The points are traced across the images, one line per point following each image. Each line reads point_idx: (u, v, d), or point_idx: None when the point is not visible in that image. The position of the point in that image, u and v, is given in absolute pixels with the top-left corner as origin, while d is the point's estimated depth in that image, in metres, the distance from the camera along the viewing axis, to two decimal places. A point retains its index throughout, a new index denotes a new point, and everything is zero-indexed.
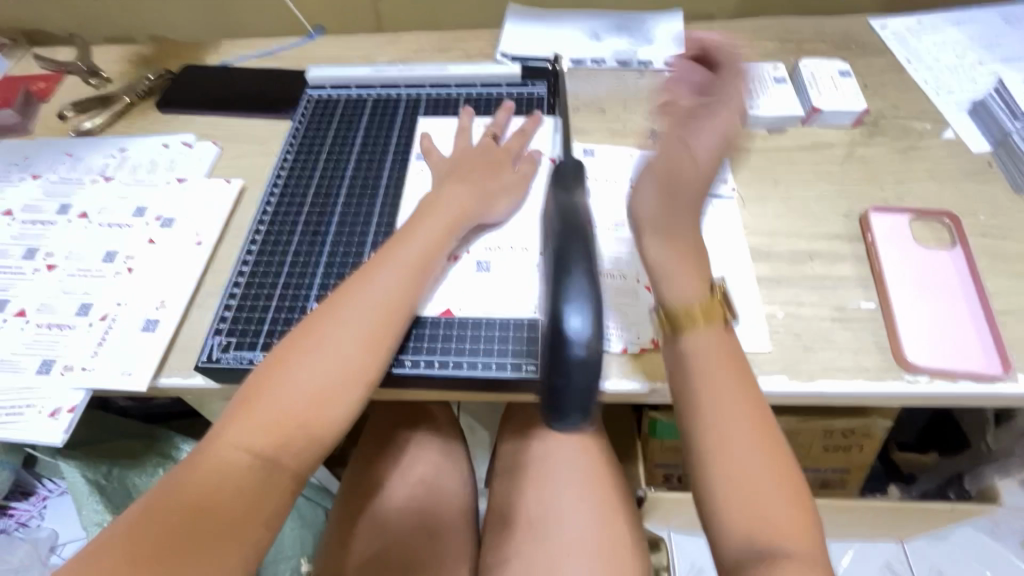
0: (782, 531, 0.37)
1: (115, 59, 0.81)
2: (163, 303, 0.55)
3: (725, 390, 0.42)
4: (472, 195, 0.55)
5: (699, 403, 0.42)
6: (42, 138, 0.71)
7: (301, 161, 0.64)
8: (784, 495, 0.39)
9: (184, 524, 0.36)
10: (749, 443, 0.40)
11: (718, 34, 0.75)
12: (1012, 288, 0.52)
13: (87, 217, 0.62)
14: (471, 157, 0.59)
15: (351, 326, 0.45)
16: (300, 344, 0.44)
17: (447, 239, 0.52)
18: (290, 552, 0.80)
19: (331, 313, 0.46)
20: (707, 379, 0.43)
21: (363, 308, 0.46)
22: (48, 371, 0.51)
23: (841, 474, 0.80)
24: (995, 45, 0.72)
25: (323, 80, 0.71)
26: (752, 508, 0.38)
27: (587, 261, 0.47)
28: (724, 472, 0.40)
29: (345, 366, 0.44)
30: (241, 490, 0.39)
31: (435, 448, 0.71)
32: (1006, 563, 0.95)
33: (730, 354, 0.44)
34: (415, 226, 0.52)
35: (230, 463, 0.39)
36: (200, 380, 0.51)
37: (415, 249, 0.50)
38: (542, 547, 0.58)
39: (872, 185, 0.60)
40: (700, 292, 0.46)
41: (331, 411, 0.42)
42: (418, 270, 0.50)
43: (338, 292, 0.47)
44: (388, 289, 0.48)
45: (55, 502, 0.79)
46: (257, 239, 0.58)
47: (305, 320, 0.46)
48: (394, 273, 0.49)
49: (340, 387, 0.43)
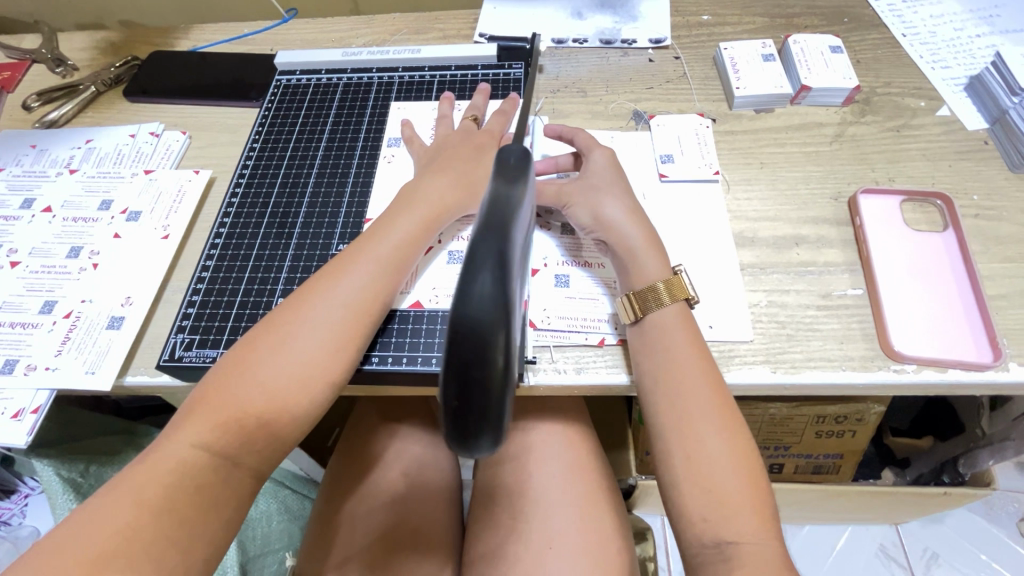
0: (741, 526, 0.38)
1: (81, 45, 0.78)
2: (129, 300, 0.53)
3: (693, 386, 0.42)
4: (453, 186, 0.52)
5: (669, 397, 0.43)
6: (7, 130, 0.68)
7: (269, 150, 0.62)
8: (746, 490, 0.39)
9: (128, 530, 0.35)
10: (716, 438, 0.41)
11: (706, 10, 0.72)
12: (1006, 272, 0.50)
13: (51, 211, 0.60)
14: (450, 145, 0.57)
15: (319, 324, 0.43)
16: (267, 339, 0.43)
17: (427, 236, 0.50)
18: (278, 545, 0.79)
19: (296, 311, 0.44)
20: (679, 374, 0.43)
21: (334, 306, 0.45)
22: (12, 370, 0.50)
23: (833, 460, 0.79)
24: (995, 16, 0.68)
25: (293, 65, 0.69)
26: (713, 502, 0.39)
27: (503, 229, 0.26)
28: (689, 466, 0.40)
29: (311, 364, 0.42)
30: (199, 489, 0.37)
31: (417, 442, 0.70)
32: (1000, 546, 0.94)
33: (703, 351, 0.44)
34: (391, 220, 0.50)
35: (182, 462, 0.38)
36: (167, 378, 0.50)
37: (389, 244, 0.48)
38: (523, 541, 0.56)
39: (863, 166, 0.58)
40: (667, 272, 0.47)
41: (294, 409, 0.41)
42: (395, 266, 0.48)
43: (304, 289, 0.46)
44: (361, 285, 0.46)
45: (37, 500, 0.79)
46: (222, 232, 0.56)
47: (273, 314, 0.45)
48: (367, 269, 0.47)
49: (298, 388, 0.41)
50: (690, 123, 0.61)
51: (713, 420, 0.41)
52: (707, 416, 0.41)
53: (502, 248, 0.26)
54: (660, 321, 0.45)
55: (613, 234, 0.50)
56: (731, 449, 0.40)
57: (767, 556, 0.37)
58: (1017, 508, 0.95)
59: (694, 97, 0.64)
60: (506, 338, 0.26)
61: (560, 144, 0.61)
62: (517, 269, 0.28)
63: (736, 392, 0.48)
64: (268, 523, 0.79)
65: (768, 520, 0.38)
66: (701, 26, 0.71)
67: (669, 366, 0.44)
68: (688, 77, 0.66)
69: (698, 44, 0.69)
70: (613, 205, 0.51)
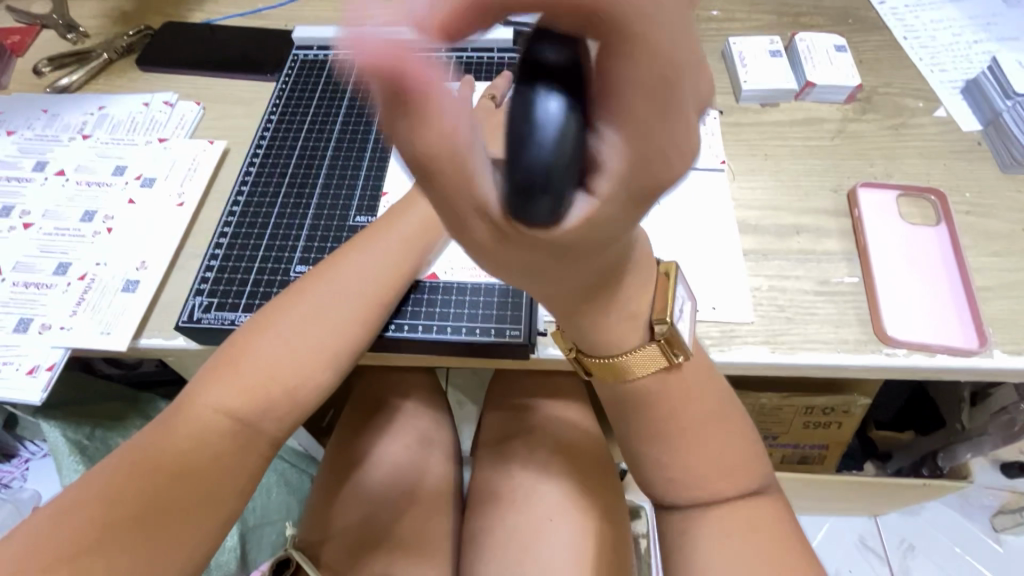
0: (734, 496, 0.42)
1: (92, 13, 0.77)
2: (144, 264, 0.54)
3: (668, 395, 0.41)
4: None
5: (678, 477, 0.42)
6: (19, 94, 0.68)
7: (286, 122, 0.63)
8: (739, 467, 0.42)
9: (152, 492, 0.36)
10: (739, 481, 0.42)
11: (715, 5, 0.74)
12: (995, 266, 0.53)
13: (64, 174, 0.60)
14: None
15: (345, 299, 0.46)
16: (292, 311, 0.45)
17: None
18: (276, 516, 0.80)
19: (325, 284, 0.46)
20: (703, 487, 0.42)
21: (360, 283, 0.47)
22: (26, 329, 0.51)
23: (818, 450, 0.82)
24: (992, 24, 0.71)
25: (309, 40, 0.69)
26: (690, 458, 0.42)
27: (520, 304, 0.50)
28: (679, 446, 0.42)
29: (331, 336, 0.45)
30: (220, 453, 0.40)
31: (424, 418, 0.71)
32: (973, 538, 0.98)
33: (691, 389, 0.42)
34: (415, 201, 0.52)
35: (204, 427, 0.40)
36: (182, 341, 0.51)
37: (412, 225, 0.50)
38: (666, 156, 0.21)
39: (863, 162, 0.60)
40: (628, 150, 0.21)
41: (311, 376, 0.44)
42: (415, 243, 0.49)
43: (330, 262, 0.48)
44: (380, 261, 0.48)
45: (38, 465, 0.81)
46: (239, 201, 0.57)
47: (297, 285, 0.46)
48: (388, 246, 0.49)
49: (321, 359, 0.44)
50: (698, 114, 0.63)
51: (756, 452, 0.44)
52: (727, 471, 0.42)
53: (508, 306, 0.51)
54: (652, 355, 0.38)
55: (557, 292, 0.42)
56: (727, 442, 0.42)
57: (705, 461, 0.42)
58: (991, 502, 0.98)
59: None
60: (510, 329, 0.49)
61: None
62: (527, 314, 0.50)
63: (734, 371, 0.50)
64: (266, 495, 0.81)
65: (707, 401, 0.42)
66: (711, 21, 0.72)
67: (620, 350, 0.38)
68: None
69: (707, 38, 0.71)
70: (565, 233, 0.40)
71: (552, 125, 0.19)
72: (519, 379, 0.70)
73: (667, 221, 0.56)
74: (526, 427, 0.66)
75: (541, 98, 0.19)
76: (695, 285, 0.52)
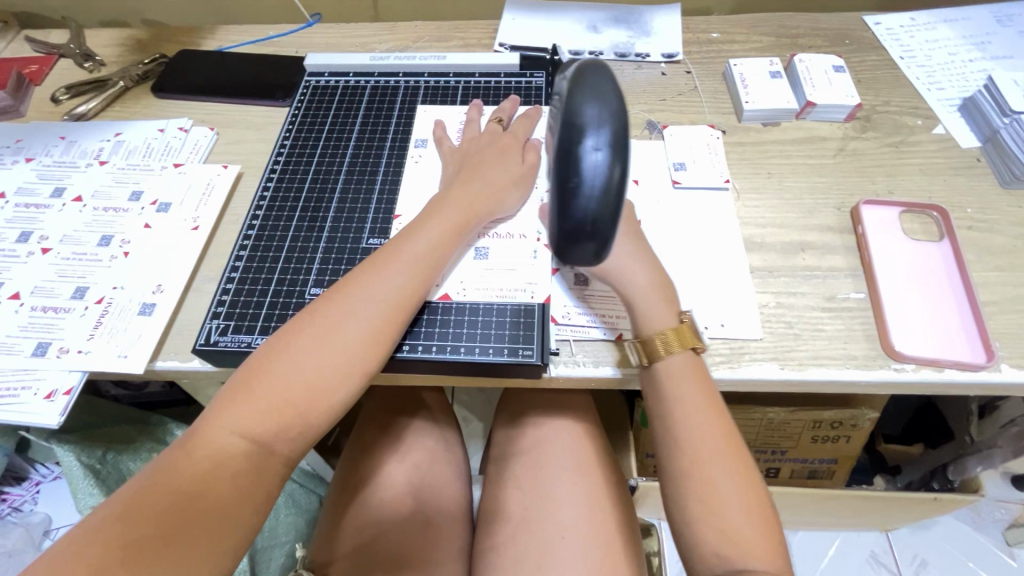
0: (755, 558, 0.40)
1: (109, 42, 0.79)
2: (160, 287, 0.55)
3: (700, 414, 0.45)
4: (486, 188, 0.55)
5: (699, 507, 0.42)
6: (37, 121, 0.70)
7: (299, 147, 0.64)
8: (759, 531, 0.41)
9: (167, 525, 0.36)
10: (757, 541, 0.40)
11: (715, 28, 0.76)
12: (998, 280, 0.53)
13: (82, 200, 0.62)
14: (475, 150, 0.59)
15: (362, 318, 0.45)
16: (307, 331, 0.44)
17: (459, 233, 0.52)
18: (285, 538, 0.80)
19: (341, 302, 0.46)
20: (720, 533, 0.41)
21: (375, 300, 0.46)
22: (44, 353, 0.51)
23: (828, 465, 0.82)
24: (986, 43, 0.73)
25: (321, 67, 0.71)
26: (715, 507, 0.41)
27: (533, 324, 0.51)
28: (703, 492, 0.42)
29: (346, 355, 0.44)
30: (234, 478, 0.40)
31: (434, 436, 0.72)
32: (986, 553, 0.97)
33: (719, 417, 0.45)
34: (428, 220, 0.52)
35: (219, 453, 0.40)
36: (198, 363, 0.51)
37: (426, 243, 0.50)
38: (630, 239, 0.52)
39: (864, 179, 0.61)
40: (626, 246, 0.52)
41: (339, 386, 0.44)
42: (428, 262, 0.50)
43: (345, 282, 0.47)
44: (398, 277, 0.48)
45: (49, 487, 0.81)
46: (254, 224, 0.58)
47: (311, 308, 0.46)
48: (404, 264, 0.49)
49: (336, 379, 0.43)
50: (701, 134, 0.64)
51: (776, 530, 0.42)
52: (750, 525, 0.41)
53: (521, 326, 0.51)
54: (670, 345, 0.47)
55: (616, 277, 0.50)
56: (747, 492, 0.42)
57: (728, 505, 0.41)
58: (1003, 516, 0.98)
59: (705, 109, 0.67)
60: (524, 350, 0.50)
61: None
62: (541, 334, 0.51)
63: (744, 388, 0.50)
64: (275, 516, 0.81)
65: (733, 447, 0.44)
66: (711, 43, 0.74)
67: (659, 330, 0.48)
68: (699, 90, 0.69)
69: (708, 60, 0.73)
70: (618, 240, 0.52)
71: (598, 172, 0.38)
72: (530, 396, 0.71)
73: (674, 239, 0.57)
74: (536, 444, 0.66)
75: (588, 162, 0.38)
76: (703, 303, 0.53)
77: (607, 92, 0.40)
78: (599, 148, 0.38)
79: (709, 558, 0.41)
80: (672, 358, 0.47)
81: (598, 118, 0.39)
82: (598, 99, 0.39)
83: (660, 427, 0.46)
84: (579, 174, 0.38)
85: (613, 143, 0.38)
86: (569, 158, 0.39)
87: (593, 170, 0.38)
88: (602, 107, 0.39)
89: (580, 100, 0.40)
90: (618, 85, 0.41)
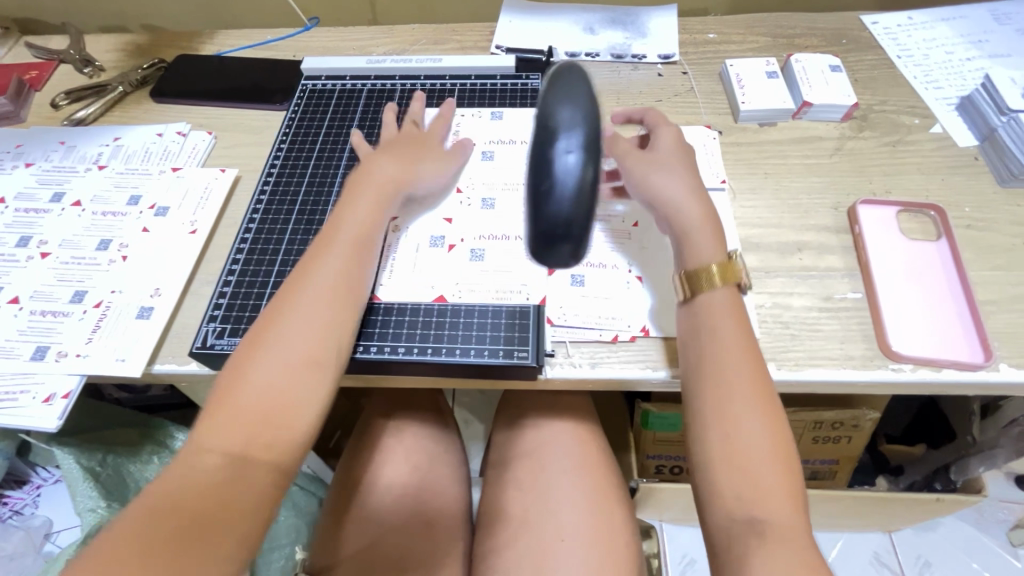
0: (774, 508, 0.39)
1: (109, 47, 0.80)
2: (158, 291, 0.55)
3: (729, 350, 0.44)
4: (398, 166, 0.55)
5: (721, 445, 0.42)
6: (37, 126, 0.71)
7: (296, 150, 0.64)
8: (779, 474, 0.40)
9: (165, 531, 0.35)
10: (775, 484, 0.40)
11: (712, 29, 0.76)
12: (996, 280, 0.53)
13: (81, 205, 0.62)
14: (390, 147, 0.58)
15: (302, 317, 0.43)
16: (252, 347, 0.42)
17: (378, 212, 0.51)
18: (285, 540, 0.80)
19: (278, 312, 0.44)
20: (740, 475, 0.40)
21: (311, 296, 0.45)
22: (43, 357, 0.52)
23: (829, 465, 0.81)
24: (984, 41, 0.72)
25: (318, 70, 0.71)
26: (736, 446, 0.41)
27: (528, 326, 0.51)
28: (723, 434, 0.42)
29: (298, 358, 0.42)
30: (223, 489, 0.37)
31: (432, 438, 0.72)
32: (990, 554, 0.96)
33: (751, 355, 0.44)
34: (348, 210, 0.51)
35: (198, 469, 0.37)
36: (195, 366, 0.51)
37: (351, 233, 0.49)
38: (684, 176, 0.53)
39: (861, 179, 0.61)
40: (682, 181, 0.52)
41: (312, 376, 0.42)
42: (359, 252, 0.48)
43: (284, 293, 0.46)
44: (330, 272, 0.46)
45: (50, 491, 0.82)
46: (251, 227, 0.58)
47: (251, 330, 0.44)
48: (335, 260, 0.47)
49: (292, 381, 0.41)
50: (697, 134, 0.64)
51: (797, 476, 0.41)
52: (770, 469, 0.40)
53: (517, 328, 0.51)
54: (711, 278, 0.47)
55: (665, 211, 0.52)
56: (769, 434, 0.41)
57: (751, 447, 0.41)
58: (1007, 516, 0.98)
59: (702, 109, 0.67)
60: (519, 352, 0.50)
61: None
62: (537, 335, 0.51)
63: None
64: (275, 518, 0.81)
65: (762, 388, 0.43)
66: (707, 44, 0.74)
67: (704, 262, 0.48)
68: (695, 91, 0.69)
69: (704, 60, 0.73)
70: (675, 177, 0.53)
71: (570, 173, 0.44)
72: (528, 398, 0.71)
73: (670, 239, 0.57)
74: (534, 445, 0.66)
75: (562, 166, 0.44)
76: None
77: (579, 102, 0.47)
78: (570, 151, 0.44)
79: (727, 501, 0.40)
80: (716, 292, 0.47)
81: (570, 125, 0.45)
82: (572, 109, 0.46)
83: (688, 366, 0.46)
84: (553, 173, 0.44)
85: (584, 145, 0.45)
86: (546, 162, 0.45)
87: (566, 171, 0.44)
88: (572, 116, 0.46)
89: (557, 109, 0.46)
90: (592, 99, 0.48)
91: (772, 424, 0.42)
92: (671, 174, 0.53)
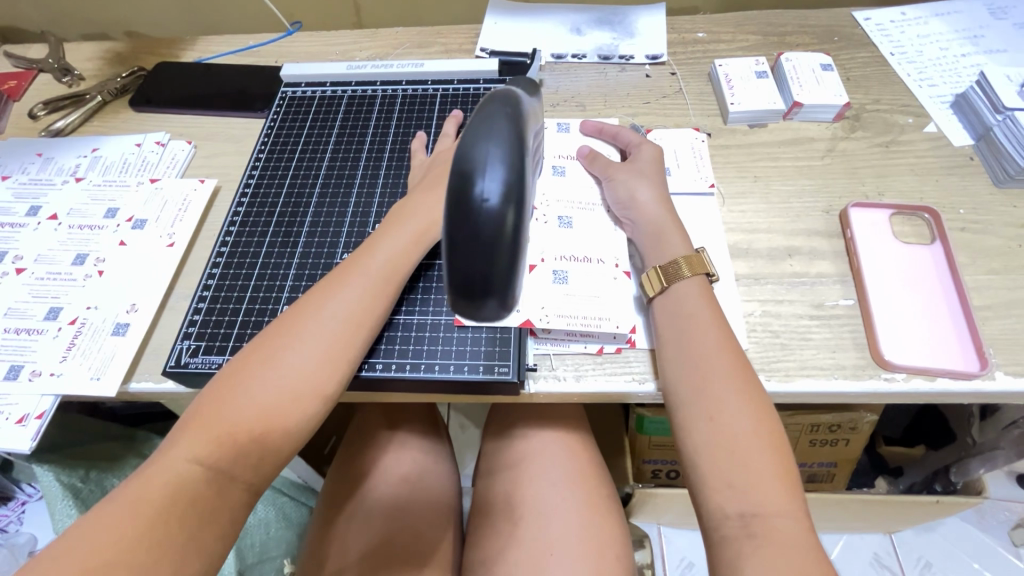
0: (769, 496, 0.38)
1: (88, 56, 0.79)
2: (134, 307, 0.54)
3: (707, 332, 0.45)
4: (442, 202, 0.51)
5: (707, 424, 0.41)
6: (15, 138, 0.69)
7: (274, 160, 0.63)
8: (770, 454, 0.39)
9: (129, 540, 0.34)
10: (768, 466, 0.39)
11: (701, 27, 0.74)
12: (993, 284, 0.52)
13: (57, 218, 0.61)
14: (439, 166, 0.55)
15: (315, 339, 0.42)
16: (256, 364, 0.41)
17: (419, 245, 0.49)
18: (275, 552, 0.79)
19: (292, 328, 0.43)
20: (730, 457, 0.39)
21: (327, 321, 0.43)
22: (17, 376, 0.50)
23: (828, 468, 0.80)
24: (979, 36, 0.71)
25: (298, 77, 0.70)
26: (724, 429, 0.40)
27: (508, 341, 0.50)
28: (710, 417, 0.41)
29: (302, 383, 0.41)
30: (194, 501, 0.36)
31: (421, 448, 0.71)
32: (992, 555, 0.95)
33: (729, 340, 0.45)
34: (385, 232, 0.49)
35: (177, 477, 0.37)
36: (172, 384, 0.50)
37: (386, 259, 0.48)
38: (653, 182, 0.55)
39: (853, 181, 0.59)
40: (653, 188, 0.54)
41: (308, 404, 0.41)
42: (386, 282, 0.47)
43: (299, 307, 0.45)
44: (350, 296, 0.45)
45: (34, 507, 0.82)
46: (228, 241, 0.57)
47: (258, 338, 0.43)
48: (360, 284, 0.46)
49: (290, 405, 0.40)
50: (685, 137, 0.63)
51: (789, 457, 0.40)
52: (762, 450, 0.39)
53: (497, 343, 0.50)
54: (680, 270, 0.48)
55: (635, 218, 0.53)
56: (754, 415, 0.41)
57: (738, 430, 0.40)
58: (1009, 516, 0.97)
59: (690, 111, 0.66)
60: (499, 367, 0.49)
61: (557, 132, 0.64)
62: (517, 349, 0.49)
63: None
64: (266, 530, 0.80)
65: (742, 369, 0.43)
66: (697, 43, 0.73)
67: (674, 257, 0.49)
68: (684, 92, 0.68)
69: (693, 60, 0.71)
70: (643, 185, 0.54)
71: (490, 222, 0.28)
72: (519, 406, 0.70)
73: None
74: (524, 456, 0.65)
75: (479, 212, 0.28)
76: None
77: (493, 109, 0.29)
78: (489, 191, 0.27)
79: (719, 487, 0.39)
80: (683, 282, 0.47)
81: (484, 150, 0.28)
82: (492, 137, 0.28)
83: (667, 352, 0.46)
84: (468, 225, 0.28)
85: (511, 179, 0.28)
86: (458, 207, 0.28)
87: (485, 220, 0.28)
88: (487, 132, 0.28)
89: (466, 140, 0.28)
90: (518, 117, 0.30)
91: (757, 406, 0.41)
92: (641, 180, 0.55)
